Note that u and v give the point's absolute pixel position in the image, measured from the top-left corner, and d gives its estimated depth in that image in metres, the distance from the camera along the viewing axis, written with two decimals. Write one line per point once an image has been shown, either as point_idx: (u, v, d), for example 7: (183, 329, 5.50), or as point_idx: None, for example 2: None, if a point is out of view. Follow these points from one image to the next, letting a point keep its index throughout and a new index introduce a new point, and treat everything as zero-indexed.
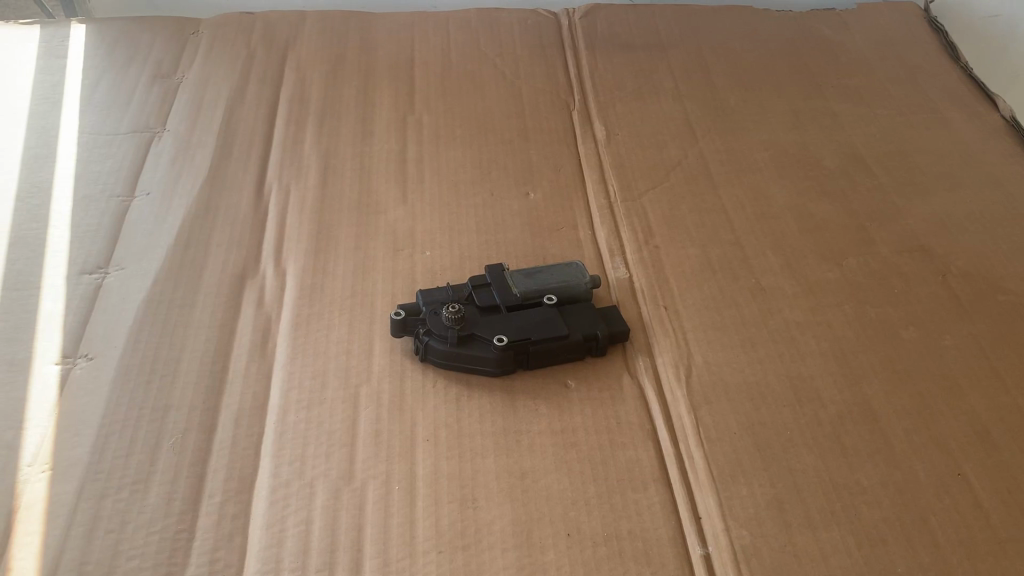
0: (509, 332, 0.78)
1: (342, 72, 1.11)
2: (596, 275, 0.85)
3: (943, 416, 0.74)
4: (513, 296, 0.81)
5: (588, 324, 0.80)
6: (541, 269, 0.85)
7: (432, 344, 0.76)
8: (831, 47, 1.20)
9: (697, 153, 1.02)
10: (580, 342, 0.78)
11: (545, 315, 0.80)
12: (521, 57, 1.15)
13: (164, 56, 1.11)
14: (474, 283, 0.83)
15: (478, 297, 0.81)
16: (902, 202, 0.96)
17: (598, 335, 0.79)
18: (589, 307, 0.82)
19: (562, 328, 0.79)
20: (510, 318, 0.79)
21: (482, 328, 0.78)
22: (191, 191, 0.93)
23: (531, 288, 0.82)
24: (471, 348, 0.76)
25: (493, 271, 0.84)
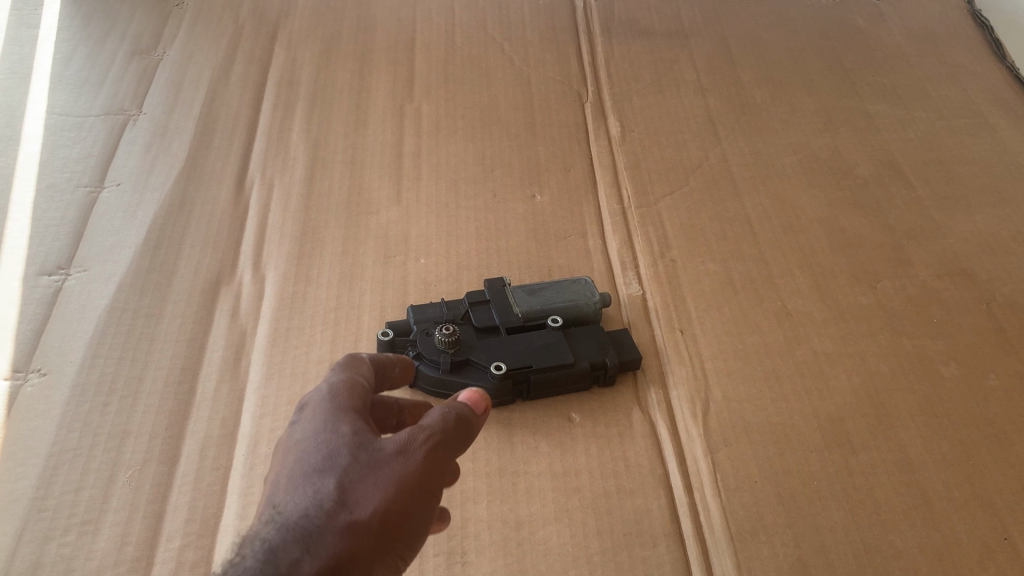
0: (508, 359, 0.70)
1: (337, 52, 1.02)
2: (607, 294, 0.77)
3: (988, 470, 0.67)
4: (514, 317, 0.74)
5: (596, 350, 0.72)
6: (546, 286, 0.78)
7: (422, 369, 0.69)
8: (866, 41, 1.11)
9: (719, 154, 0.94)
10: (587, 371, 0.71)
11: (548, 339, 0.73)
12: (531, 41, 1.06)
13: (145, 29, 1.03)
14: (471, 300, 0.75)
15: (475, 317, 0.74)
16: (942, 217, 0.88)
17: (606, 363, 0.71)
18: (597, 330, 0.75)
19: (567, 354, 0.71)
20: (510, 342, 0.72)
21: (478, 354, 0.71)
22: (166, 183, 0.85)
23: (534, 309, 0.75)
24: (465, 376, 0.69)
25: (493, 288, 0.77)
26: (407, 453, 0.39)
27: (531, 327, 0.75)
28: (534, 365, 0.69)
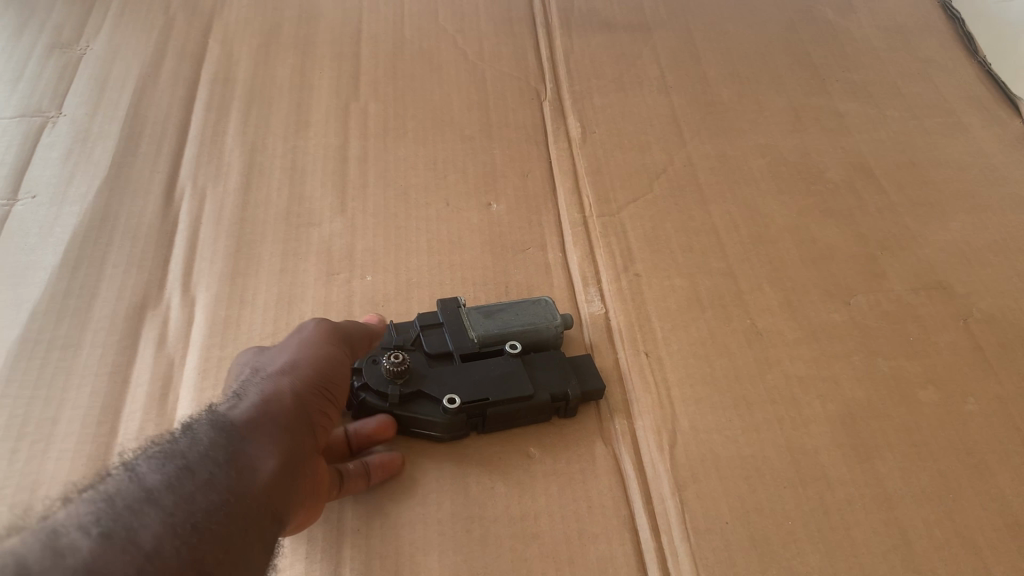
0: (463, 390, 0.65)
1: (277, 46, 0.95)
2: (569, 316, 0.72)
3: (969, 504, 0.63)
4: (469, 342, 0.68)
5: (557, 380, 0.67)
6: (504, 307, 0.72)
7: (369, 401, 0.63)
8: (835, 34, 1.06)
9: (684, 158, 0.89)
10: (548, 403, 0.65)
11: (507, 367, 0.67)
12: (485, 33, 1.00)
13: (66, 19, 0.95)
14: (423, 323, 0.70)
15: (428, 342, 0.68)
16: (916, 225, 0.84)
17: (568, 393, 0.66)
18: (559, 357, 0.70)
19: (526, 384, 0.66)
20: (465, 370, 0.66)
21: (430, 383, 0.65)
22: (87, 194, 0.78)
23: (492, 333, 0.70)
24: (415, 409, 0.64)
25: (446, 310, 0.71)
26: (301, 333, 0.58)
27: (488, 353, 0.69)
28: (491, 397, 0.64)
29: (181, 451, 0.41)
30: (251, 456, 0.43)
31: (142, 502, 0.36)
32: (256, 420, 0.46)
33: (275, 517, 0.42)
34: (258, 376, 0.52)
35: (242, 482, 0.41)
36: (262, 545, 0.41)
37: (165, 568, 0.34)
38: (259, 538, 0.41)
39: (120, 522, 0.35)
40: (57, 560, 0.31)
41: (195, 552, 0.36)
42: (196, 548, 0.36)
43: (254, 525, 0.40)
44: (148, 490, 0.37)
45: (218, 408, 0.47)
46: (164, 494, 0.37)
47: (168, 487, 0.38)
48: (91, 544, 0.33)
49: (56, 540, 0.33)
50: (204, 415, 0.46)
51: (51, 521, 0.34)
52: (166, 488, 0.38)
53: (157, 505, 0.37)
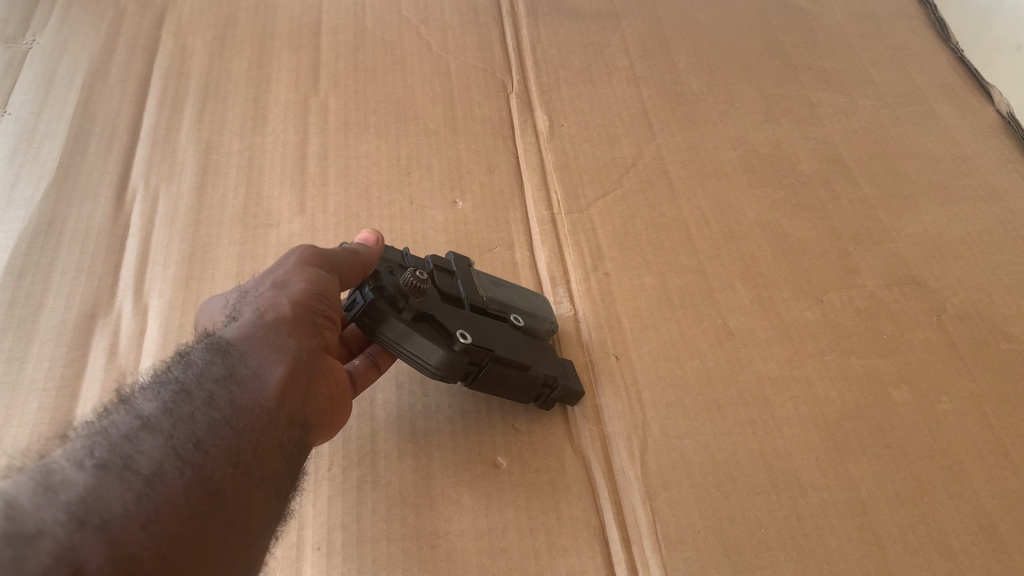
0: (471, 334, 0.59)
1: (234, 38, 0.92)
2: (558, 320, 0.70)
3: (944, 507, 0.62)
4: (479, 297, 0.64)
5: (551, 367, 0.65)
6: (505, 283, 0.69)
7: (379, 305, 0.55)
8: (807, 21, 1.04)
9: (654, 151, 0.87)
10: (538, 380, 0.63)
11: (510, 331, 0.63)
12: (450, 24, 0.97)
13: (11, 13, 0.90)
14: (437, 263, 0.65)
15: (439, 281, 0.63)
16: (889, 219, 0.83)
17: (557, 381, 0.64)
18: (550, 348, 0.67)
19: (525, 356, 0.63)
20: (474, 318, 0.61)
21: (442, 313, 0.59)
22: (33, 199, 0.74)
23: (497, 297, 0.66)
24: (424, 329, 0.56)
25: (459, 260, 0.67)
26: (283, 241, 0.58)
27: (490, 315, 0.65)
28: (495, 351, 0.60)
29: (176, 377, 0.41)
30: (250, 369, 0.44)
31: (137, 430, 0.37)
32: (250, 334, 0.47)
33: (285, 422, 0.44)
34: (251, 292, 0.53)
35: (243, 397, 0.42)
36: (275, 453, 0.42)
37: (171, 488, 0.35)
38: (272, 448, 0.42)
39: (118, 451, 0.35)
40: (51, 495, 0.31)
41: (200, 471, 0.37)
42: (201, 465, 0.37)
43: (262, 435, 0.42)
44: (145, 417, 0.38)
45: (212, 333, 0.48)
46: (161, 420, 0.38)
47: (164, 413, 0.38)
48: (86, 475, 0.32)
49: (48, 476, 0.32)
50: (199, 340, 0.47)
51: (45, 457, 0.33)
52: (163, 414, 0.38)
53: (153, 431, 0.37)
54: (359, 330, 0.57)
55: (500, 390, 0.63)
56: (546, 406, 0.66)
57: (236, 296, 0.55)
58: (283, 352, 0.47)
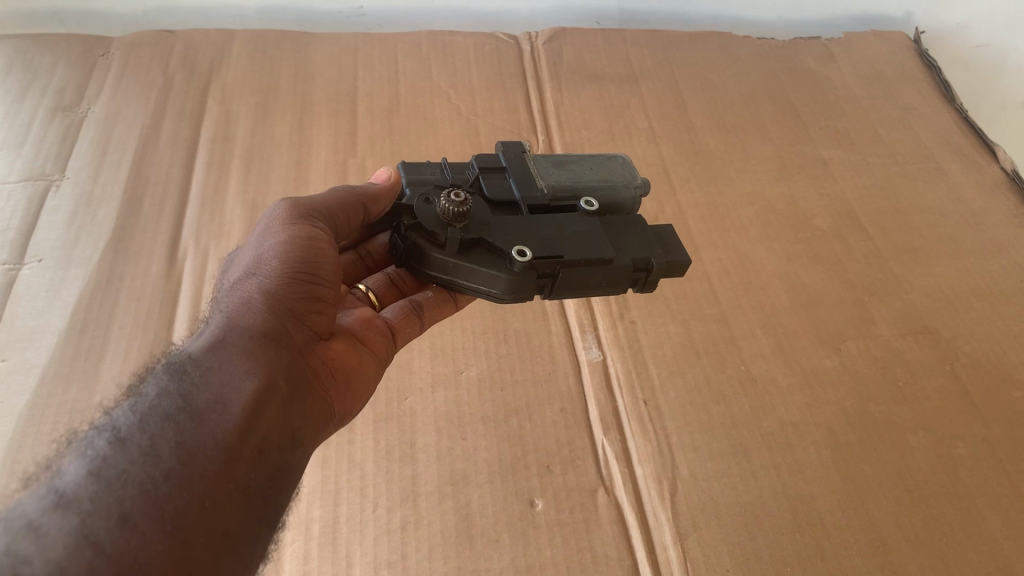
0: (532, 243, 0.54)
1: (276, 104, 0.98)
2: (648, 180, 0.65)
3: (963, 547, 0.65)
4: (538, 195, 0.60)
5: (638, 247, 0.58)
6: (574, 159, 0.65)
7: (418, 244, 0.53)
8: (817, 83, 1.09)
9: (675, 207, 0.91)
10: (628, 269, 0.56)
11: (582, 220, 0.58)
12: (478, 89, 1.03)
13: (68, 82, 0.96)
14: (485, 171, 0.62)
15: (489, 187, 0.60)
16: (900, 270, 0.87)
17: (651, 263, 0.58)
18: (638, 219, 0.61)
19: (604, 243, 0.56)
20: (533, 218, 0.57)
21: (492, 228, 0.55)
22: (92, 257, 0.79)
23: (562, 184, 0.62)
24: (476, 258, 0.53)
25: (508, 156, 0.64)
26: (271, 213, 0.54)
27: (558, 208, 0.61)
28: (565, 255, 0.54)
29: (119, 421, 0.37)
30: (214, 390, 0.40)
31: (48, 509, 0.31)
32: (214, 353, 0.42)
33: (248, 460, 0.39)
34: (229, 293, 0.49)
35: (197, 433, 0.38)
36: (234, 499, 0.37)
37: None
38: (230, 493, 0.37)
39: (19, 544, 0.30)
40: None
41: (122, 551, 0.32)
42: (125, 542, 0.32)
43: (218, 479, 0.37)
44: (67, 484, 0.33)
45: (177, 351, 0.43)
46: (83, 489, 0.33)
47: (91, 475, 0.34)
48: None
49: None
50: (161, 360, 0.43)
51: None
52: (88, 477, 0.33)
53: (68, 508, 0.32)
54: (414, 270, 0.55)
55: (592, 290, 0.58)
56: (652, 285, 0.60)
57: (219, 290, 0.51)
58: (254, 361, 0.43)
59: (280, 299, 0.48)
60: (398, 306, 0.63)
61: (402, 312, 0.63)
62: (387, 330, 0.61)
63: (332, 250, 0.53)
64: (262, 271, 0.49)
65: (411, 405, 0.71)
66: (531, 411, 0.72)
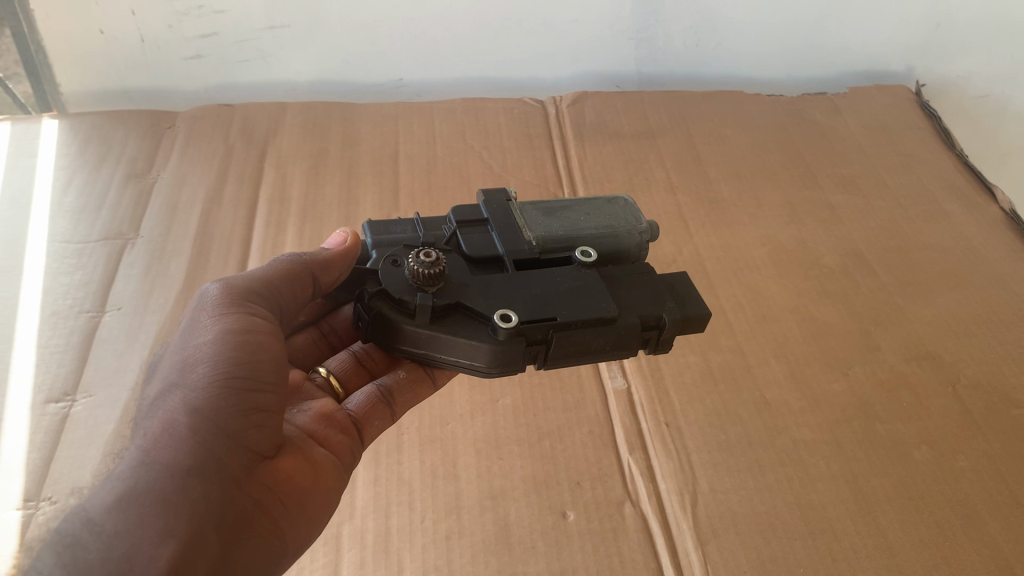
0: (519, 306, 0.55)
1: (325, 167, 1.07)
2: (648, 225, 0.66)
3: (965, 549, 0.70)
4: (525, 249, 0.61)
5: (635, 303, 0.58)
6: (568, 207, 0.67)
7: (388, 317, 0.54)
8: (825, 135, 1.17)
9: (692, 250, 0.99)
10: (637, 327, 0.57)
11: (576, 275, 0.59)
12: (508, 149, 1.12)
13: (139, 152, 1.07)
14: (464, 228, 0.63)
15: (471, 246, 0.61)
16: (904, 303, 0.93)
17: (664, 318, 0.58)
18: (640, 271, 0.62)
19: (597, 302, 0.56)
20: (517, 275, 0.58)
21: (472, 292, 0.56)
22: (165, 305, 0.88)
23: (555, 232, 0.63)
24: (455, 327, 0.54)
25: (491, 208, 0.66)
26: (207, 304, 0.54)
27: (549, 261, 0.62)
28: (559, 318, 0.55)
29: None
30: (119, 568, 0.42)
31: None
32: (125, 513, 0.43)
33: None
34: (156, 407, 0.49)
35: None
36: None
37: None
38: None
39: None
40: None
41: None
42: None
43: None
44: None
45: (91, 504, 0.44)
46: None
47: None
48: None
49: None
50: (74, 516, 0.44)
51: None
52: None
53: None
54: (387, 345, 0.56)
55: (591, 354, 0.57)
56: (658, 343, 0.60)
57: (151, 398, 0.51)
58: (173, 515, 0.44)
59: (210, 421, 0.48)
60: (366, 396, 0.67)
61: (369, 402, 0.66)
62: (351, 422, 0.64)
63: (270, 347, 0.53)
64: (188, 385, 0.49)
65: (452, 430, 0.78)
66: (562, 434, 0.79)
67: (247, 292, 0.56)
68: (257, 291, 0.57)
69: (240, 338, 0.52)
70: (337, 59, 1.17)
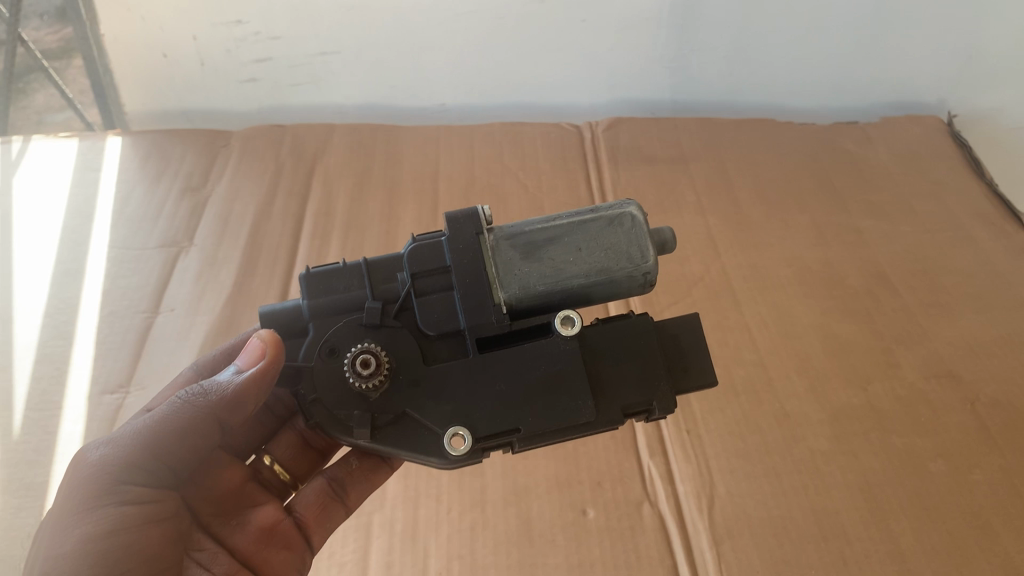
0: (474, 415, 0.50)
1: (370, 184, 1.13)
2: (658, 258, 0.51)
3: (975, 558, 0.72)
4: (490, 323, 0.51)
5: (621, 387, 0.52)
6: (557, 233, 0.51)
7: (326, 430, 0.51)
8: (855, 162, 1.20)
9: (719, 268, 1.02)
10: (618, 424, 0.51)
11: (552, 357, 0.52)
12: (544, 170, 1.16)
13: (195, 167, 1.12)
14: (418, 286, 0.52)
15: (427, 316, 0.52)
16: (928, 324, 0.95)
17: (652, 405, 0.52)
18: (634, 331, 0.54)
19: (568, 402, 0.51)
20: (479, 360, 0.52)
21: (422, 394, 0.51)
22: (214, 307, 0.94)
23: (534, 288, 0.50)
24: (404, 439, 0.50)
25: (456, 246, 0.52)
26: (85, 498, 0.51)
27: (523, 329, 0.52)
28: (522, 428, 0.50)
29: None
30: None
31: None
32: None
33: None
34: None
35: None
36: None
37: None
38: None
39: None
40: None
41: None
42: None
43: None
44: None
45: None
46: None
47: None
48: None
49: None
50: None
51: None
52: None
53: None
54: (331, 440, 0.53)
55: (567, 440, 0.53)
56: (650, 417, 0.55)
57: None
58: None
59: None
60: (316, 493, 0.68)
61: (320, 502, 0.68)
62: (298, 529, 0.66)
63: (145, 545, 0.51)
64: None
65: None
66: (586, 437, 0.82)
67: (127, 469, 0.52)
68: (141, 462, 0.53)
69: (106, 552, 0.49)
70: (384, 84, 1.23)
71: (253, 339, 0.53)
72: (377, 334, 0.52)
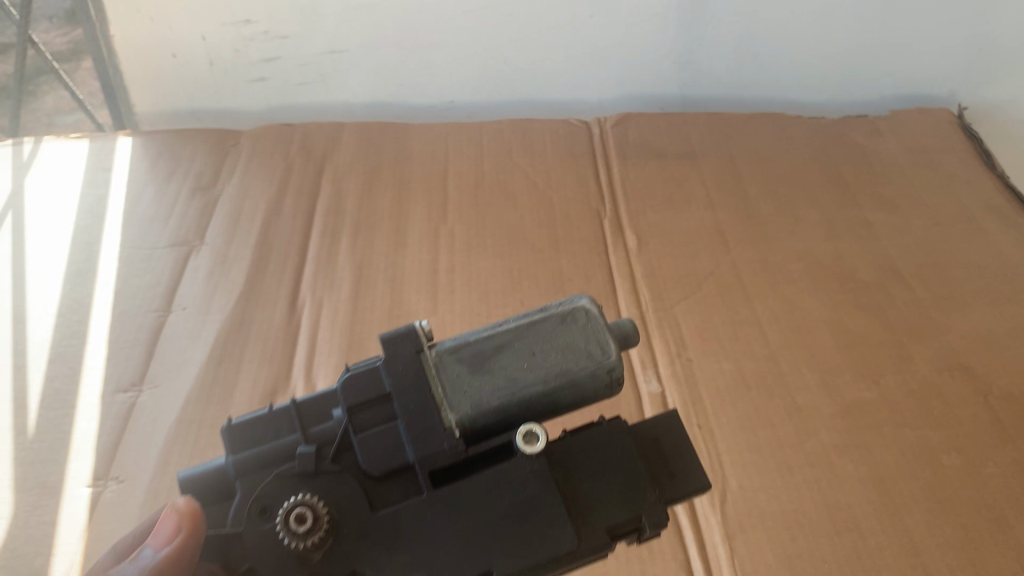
0: (435, 566, 0.40)
1: (379, 182, 1.13)
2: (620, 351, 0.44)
3: (989, 551, 0.72)
4: (442, 452, 0.42)
5: (605, 511, 0.42)
6: (506, 340, 0.44)
7: None
8: (865, 156, 1.19)
9: (729, 263, 1.02)
10: (605, 550, 0.42)
11: (518, 484, 0.42)
12: (552, 166, 1.16)
13: (205, 166, 1.13)
14: (356, 418, 0.42)
15: (370, 456, 0.42)
16: (939, 316, 0.94)
17: (641, 522, 0.43)
18: (610, 442, 0.45)
19: (551, 540, 0.41)
20: (435, 498, 0.41)
21: (372, 549, 0.40)
22: (226, 306, 0.94)
23: (487, 404, 0.42)
24: None
25: (394, 365, 0.43)
26: None
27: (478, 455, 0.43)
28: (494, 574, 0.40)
29: None
30: None
31: None
32: None
33: None
34: None
35: None
36: None
37: None
38: None
39: None
40: None
41: None
42: None
43: None
44: None
45: None
46: None
47: None
48: None
49: None
50: None
51: None
52: None
53: None
54: None
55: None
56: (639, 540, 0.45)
57: None
58: None
59: None
60: None
61: None
62: None
63: None
64: None
65: None
66: None
67: None
68: None
69: None
70: (393, 83, 1.23)
71: (166, 512, 0.42)
72: (312, 485, 0.41)
